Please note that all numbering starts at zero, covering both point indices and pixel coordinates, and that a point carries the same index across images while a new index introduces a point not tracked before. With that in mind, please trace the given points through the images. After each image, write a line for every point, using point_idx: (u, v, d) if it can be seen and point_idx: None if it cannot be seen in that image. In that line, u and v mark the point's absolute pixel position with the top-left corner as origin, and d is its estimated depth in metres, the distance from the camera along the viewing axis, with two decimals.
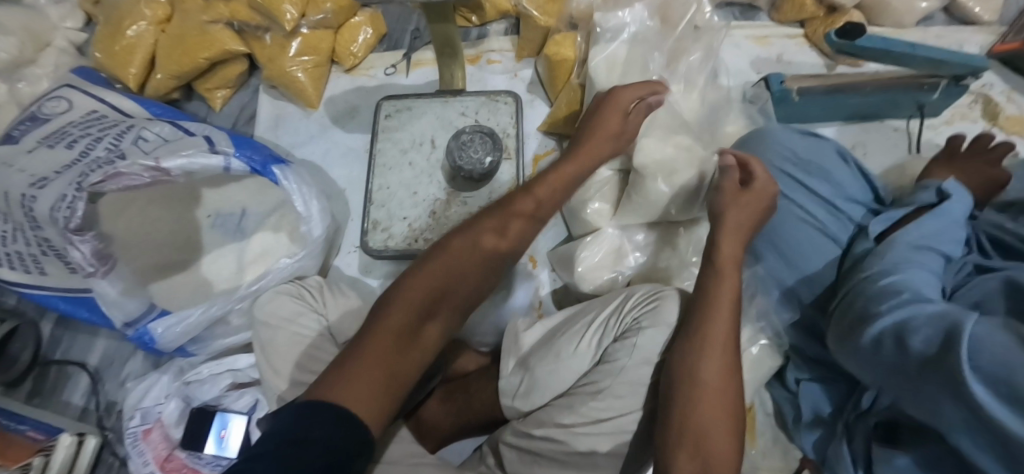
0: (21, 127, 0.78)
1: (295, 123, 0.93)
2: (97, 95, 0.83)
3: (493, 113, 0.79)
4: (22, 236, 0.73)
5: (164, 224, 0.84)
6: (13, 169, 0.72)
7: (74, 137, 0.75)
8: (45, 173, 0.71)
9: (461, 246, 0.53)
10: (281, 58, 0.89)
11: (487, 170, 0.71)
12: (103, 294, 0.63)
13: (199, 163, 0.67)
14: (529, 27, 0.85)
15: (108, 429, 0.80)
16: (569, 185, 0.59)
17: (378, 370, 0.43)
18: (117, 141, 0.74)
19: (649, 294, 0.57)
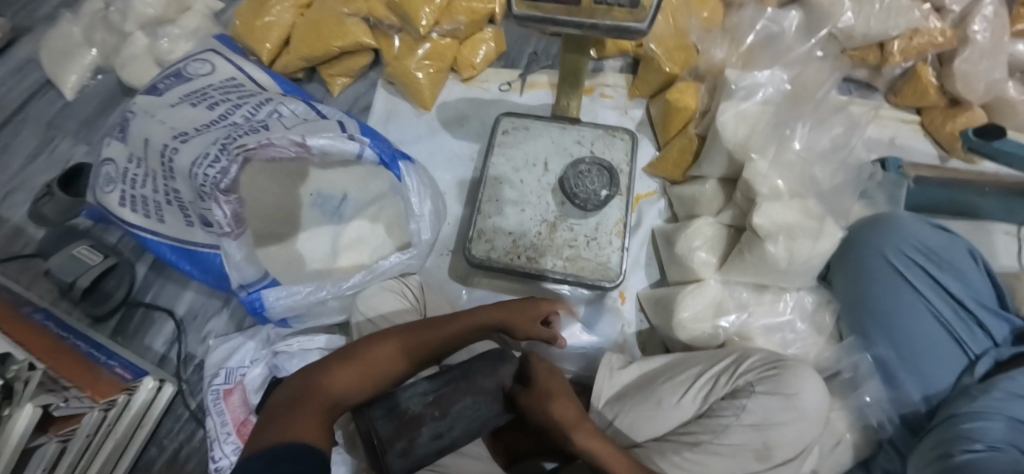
0: (165, 81, 0.82)
1: (405, 121, 0.96)
2: (236, 63, 0.88)
3: (609, 147, 0.80)
4: (151, 183, 0.77)
5: (277, 197, 0.86)
6: (157, 119, 0.77)
7: (215, 99, 0.80)
8: (185, 128, 0.75)
9: (423, 330, 0.59)
10: (407, 58, 0.93)
11: (601, 203, 0.75)
12: (228, 254, 0.66)
13: (337, 147, 0.70)
14: (650, 70, 0.87)
15: (184, 380, 0.83)
16: (522, 319, 0.64)
17: (315, 422, 0.46)
18: (254, 112, 0.78)
19: (769, 361, 0.59)
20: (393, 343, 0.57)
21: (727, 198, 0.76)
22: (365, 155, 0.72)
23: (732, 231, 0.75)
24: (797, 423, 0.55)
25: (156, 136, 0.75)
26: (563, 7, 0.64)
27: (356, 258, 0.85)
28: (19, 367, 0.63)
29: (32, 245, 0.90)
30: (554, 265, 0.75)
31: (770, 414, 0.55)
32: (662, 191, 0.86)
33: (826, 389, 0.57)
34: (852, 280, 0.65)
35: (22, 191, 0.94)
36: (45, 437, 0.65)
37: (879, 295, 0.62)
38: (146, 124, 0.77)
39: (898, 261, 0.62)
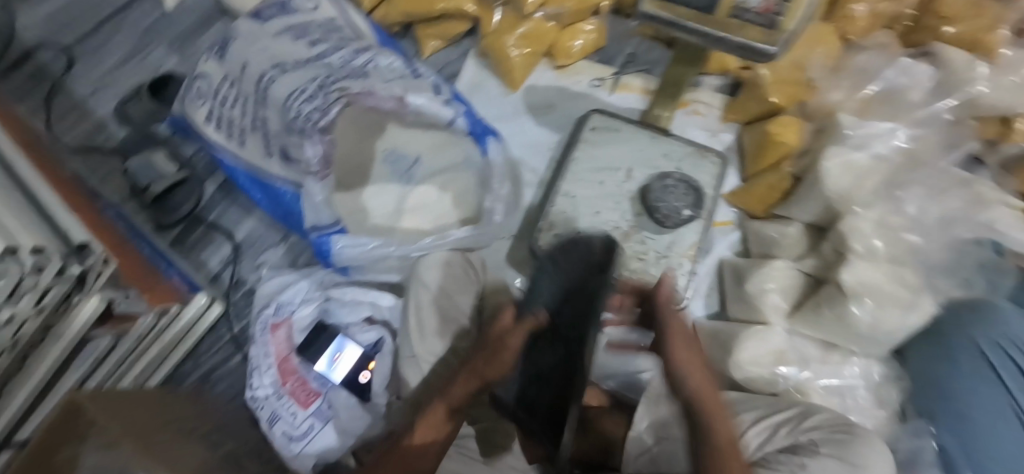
0: (269, 9, 0.81)
1: (491, 97, 0.94)
2: (341, 4, 0.87)
3: (697, 167, 0.78)
4: (241, 106, 0.77)
5: (353, 149, 0.87)
6: (257, 45, 0.78)
7: (316, 37, 0.80)
8: (286, 60, 0.77)
9: (434, 415, 0.55)
10: (506, 34, 0.92)
11: (680, 223, 0.73)
12: (310, 194, 0.67)
13: (433, 110, 0.72)
14: (754, 97, 0.84)
15: (232, 303, 0.85)
16: (507, 360, 0.54)
17: None
18: (351, 57, 0.78)
19: (837, 424, 0.56)
20: (432, 414, 0.55)
21: (809, 246, 0.74)
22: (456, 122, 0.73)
23: (810, 281, 0.72)
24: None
25: (257, 64, 0.77)
26: (693, 13, 0.62)
27: (416, 225, 0.85)
28: (99, 258, 0.61)
29: (113, 141, 0.93)
30: (619, 275, 0.74)
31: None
32: (737, 222, 0.84)
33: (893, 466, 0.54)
34: (931, 361, 0.63)
35: (110, 89, 0.97)
36: (102, 329, 0.67)
37: (959, 381, 0.60)
38: (245, 48, 0.77)
39: (989, 351, 0.59)
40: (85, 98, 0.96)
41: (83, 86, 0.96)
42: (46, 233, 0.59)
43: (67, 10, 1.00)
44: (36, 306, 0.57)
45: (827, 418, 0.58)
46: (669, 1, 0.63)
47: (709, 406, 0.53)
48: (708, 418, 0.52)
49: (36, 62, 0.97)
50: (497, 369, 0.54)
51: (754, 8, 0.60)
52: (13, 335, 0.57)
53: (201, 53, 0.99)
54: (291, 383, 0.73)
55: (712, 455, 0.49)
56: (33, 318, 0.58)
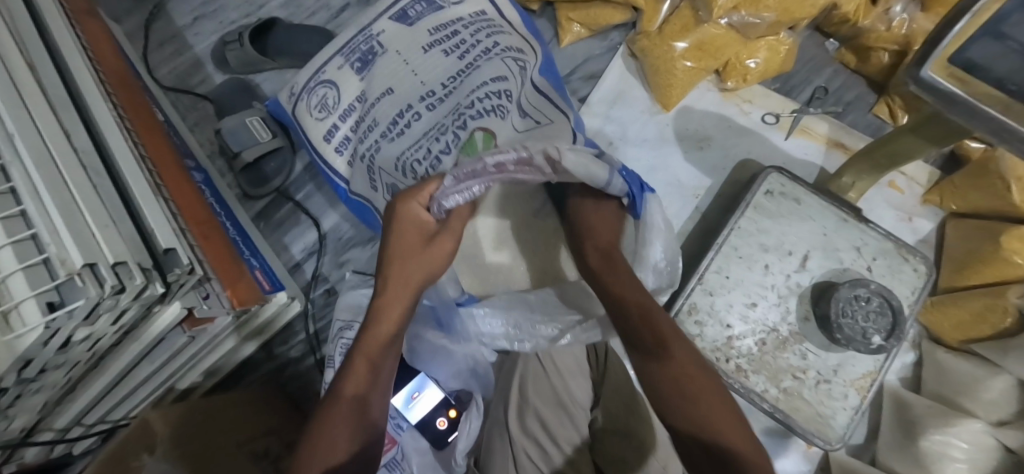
0: (416, 7, 0.71)
1: (636, 112, 0.78)
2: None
3: (894, 274, 0.62)
4: (364, 130, 0.67)
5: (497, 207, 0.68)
6: (405, 65, 0.67)
7: (459, 42, 0.68)
8: (435, 86, 0.66)
9: (393, 311, 0.50)
10: (675, 38, 0.73)
11: (868, 351, 0.57)
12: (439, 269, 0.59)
13: (593, 170, 0.52)
14: (979, 187, 0.65)
15: (311, 299, 0.76)
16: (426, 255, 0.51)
17: (363, 390, 0.47)
18: (468, 50, 0.68)
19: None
20: (358, 363, 0.47)
21: (1019, 408, 0.59)
22: (613, 183, 0.54)
23: (1009, 456, 0.57)
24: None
25: (404, 89, 0.66)
26: (1002, 100, 0.35)
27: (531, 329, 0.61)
28: (182, 271, 0.52)
29: (207, 86, 0.83)
30: (767, 390, 0.60)
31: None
32: (915, 342, 0.68)
33: None
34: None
35: (211, 21, 0.86)
36: (178, 329, 0.59)
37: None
38: (391, 68, 0.68)
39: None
40: (184, 28, 0.85)
41: (184, 14, 0.86)
42: (130, 243, 0.49)
43: None
44: (113, 323, 0.49)
45: None
46: (969, 73, 0.36)
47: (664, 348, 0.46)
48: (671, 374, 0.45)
49: None
50: (411, 285, 0.51)
51: None
52: (89, 348, 0.49)
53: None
54: None
55: (685, 404, 0.43)
56: (111, 333, 0.50)
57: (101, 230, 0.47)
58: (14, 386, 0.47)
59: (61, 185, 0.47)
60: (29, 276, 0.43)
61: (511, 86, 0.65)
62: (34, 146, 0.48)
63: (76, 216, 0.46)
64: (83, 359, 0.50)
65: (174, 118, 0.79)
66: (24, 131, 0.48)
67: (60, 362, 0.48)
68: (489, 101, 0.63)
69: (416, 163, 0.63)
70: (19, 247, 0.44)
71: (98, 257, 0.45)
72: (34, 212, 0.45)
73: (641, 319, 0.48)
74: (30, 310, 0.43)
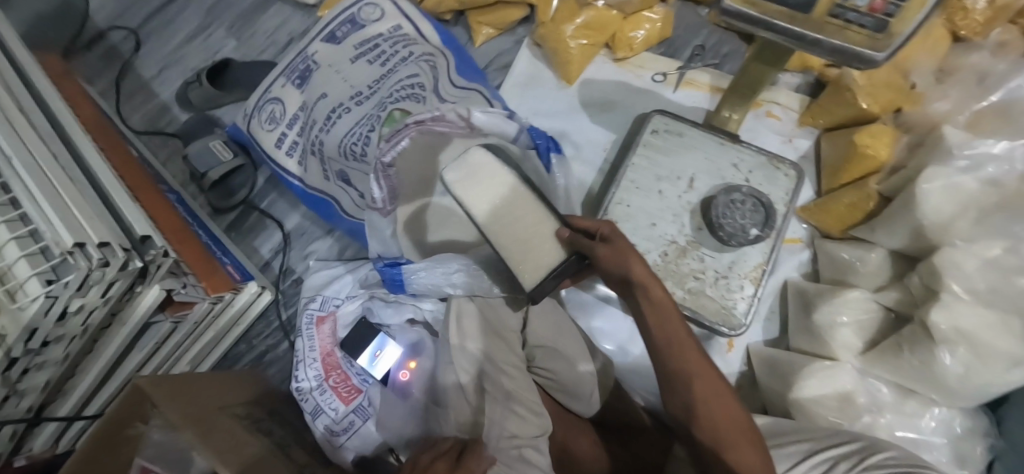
0: (342, 28, 0.82)
1: (544, 91, 0.89)
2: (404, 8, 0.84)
3: (770, 181, 0.71)
4: (306, 131, 0.78)
5: (413, 166, 0.70)
6: (336, 73, 0.78)
7: (380, 53, 0.79)
8: (362, 87, 0.75)
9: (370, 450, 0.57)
10: (565, 23, 0.85)
11: (748, 242, 0.66)
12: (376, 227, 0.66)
13: (497, 125, 0.66)
14: (837, 101, 0.75)
15: (281, 291, 0.85)
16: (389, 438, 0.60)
17: None
18: (390, 57, 0.78)
19: (902, 463, 0.52)
20: None
21: (892, 275, 0.67)
22: (521, 138, 0.67)
23: (890, 317, 0.64)
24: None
25: (336, 92, 0.76)
26: (788, 12, 0.50)
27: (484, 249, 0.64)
28: (158, 252, 0.62)
29: (174, 125, 0.96)
30: (673, 294, 0.69)
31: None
32: (808, 240, 0.76)
33: None
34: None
35: (174, 72, 0.99)
36: (162, 315, 0.68)
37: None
38: (324, 77, 0.78)
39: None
40: (151, 80, 0.99)
41: (150, 69, 0.99)
42: (111, 229, 0.59)
43: None
44: (102, 296, 0.58)
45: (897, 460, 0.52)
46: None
47: (677, 354, 0.52)
48: (684, 378, 0.52)
49: (107, 43, 1.01)
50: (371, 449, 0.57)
51: (860, 6, 0.47)
52: (84, 322, 0.59)
53: (258, 38, 1.01)
54: (334, 378, 0.72)
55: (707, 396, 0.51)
56: (101, 307, 0.59)
57: (86, 220, 0.57)
58: (21, 356, 0.56)
59: (50, 189, 0.58)
60: (31, 261, 0.54)
61: (424, 80, 0.75)
62: (25, 163, 0.59)
63: (64, 209, 0.56)
64: (78, 333, 0.59)
65: (148, 154, 0.91)
66: (15, 152, 0.60)
67: (59, 335, 0.57)
68: (406, 90, 0.73)
69: (355, 146, 0.70)
70: (20, 241, 0.55)
71: (85, 237, 0.55)
72: (33, 212, 0.56)
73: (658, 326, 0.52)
74: (33, 286, 0.53)
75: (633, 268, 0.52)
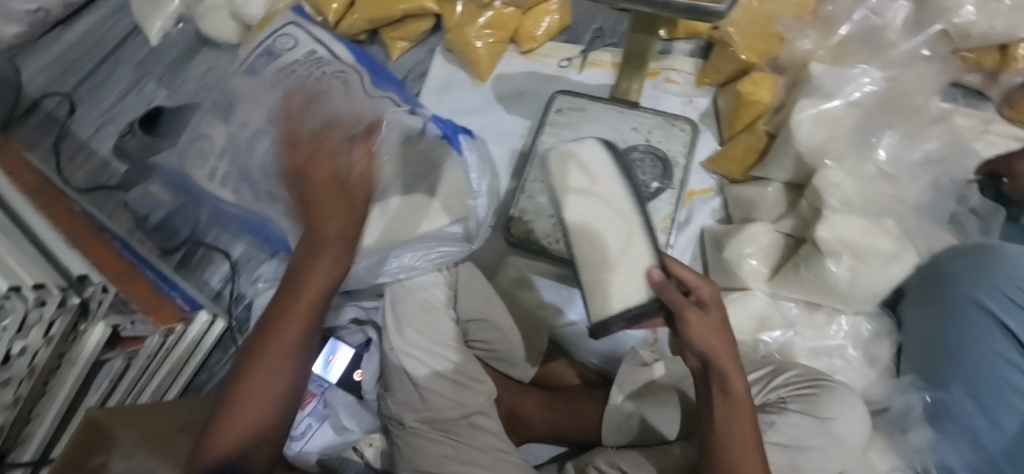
0: (260, 60, 0.87)
1: (460, 91, 0.94)
2: (316, 34, 0.89)
3: (668, 137, 0.77)
4: (234, 159, 0.82)
5: None
6: (256, 101, 0.83)
7: (296, 76, 0.83)
8: (279, 109, 0.79)
9: (301, 309, 0.56)
10: (469, 25, 0.91)
11: (650, 195, 0.73)
12: (299, 235, 0.74)
13: (400, 120, 0.73)
14: (724, 57, 0.81)
15: (234, 317, 0.89)
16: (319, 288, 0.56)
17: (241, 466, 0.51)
18: (304, 77, 0.82)
19: (807, 379, 0.58)
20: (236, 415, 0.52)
21: (789, 205, 0.72)
22: (428, 128, 0.73)
23: (790, 242, 0.70)
24: (822, 445, 0.53)
25: (257, 118, 0.81)
26: None
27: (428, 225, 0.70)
28: (95, 287, 0.65)
29: (115, 178, 0.99)
30: None
31: (802, 434, 0.54)
32: (719, 188, 0.81)
33: (868, 417, 0.55)
34: (933, 317, 0.59)
35: (110, 128, 1.03)
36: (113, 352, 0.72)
37: (962, 327, 0.57)
38: (246, 108, 0.83)
39: (996, 304, 0.56)
40: (88, 139, 1.02)
41: (86, 128, 1.03)
42: (47, 272, 0.62)
43: (68, 58, 1.09)
44: (44, 336, 0.61)
45: (799, 374, 0.59)
46: None
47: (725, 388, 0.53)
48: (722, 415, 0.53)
49: (43, 110, 1.05)
50: (299, 313, 0.56)
51: None
52: (31, 363, 0.62)
53: (188, 85, 1.05)
54: None
55: (732, 428, 0.52)
56: (45, 347, 0.62)
57: (20, 268, 0.61)
58: None
59: None
60: None
61: (335, 93, 0.79)
62: None
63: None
64: (26, 374, 0.62)
65: (93, 209, 0.94)
66: None
67: (7, 378, 0.60)
68: (316, 106, 0.79)
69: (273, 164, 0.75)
70: None
71: (20, 282, 0.59)
72: None
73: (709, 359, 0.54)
74: None
75: (715, 343, 0.54)
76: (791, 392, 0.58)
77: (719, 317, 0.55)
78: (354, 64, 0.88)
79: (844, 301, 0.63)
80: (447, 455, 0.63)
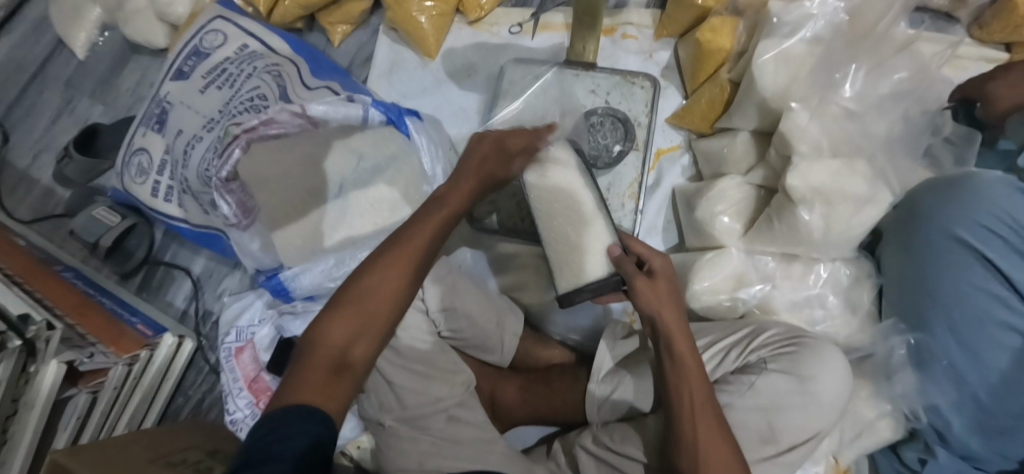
0: (188, 63, 0.81)
1: (409, 72, 0.89)
2: (246, 27, 0.83)
3: (626, 97, 0.74)
4: (174, 172, 0.77)
5: (271, 172, 0.70)
6: (189, 108, 0.77)
7: (229, 77, 0.78)
8: (213, 114, 0.75)
9: (381, 288, 0.52)
10: (408, 1, 0.83)
11: (613, 160, 0.72)
12: (245, 244, 0.71)
13: (337, 111, 0.72)
14: (681, 5, 0.75)
15: (203, 335, 0.85)
16: (396, 271, 0.53)
17: (330, 391, 0.48)
18: (235, 77, 0.78)
19: (786, 337, 0.55)
20: (328, 337, 0.50)
21: (760, 156, 0.69)
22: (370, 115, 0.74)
23: (763, 193, 0.67)
24: (801, 402, 0.52)
25: (191, 126, 0.76)
26: None
27: (388, 217, 0.73)
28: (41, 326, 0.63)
29: (62, 206, 0.94)
30: None
31: (779, 395, 0.52)
32: (686, 144, 0.78)
33: (850, 369, 0.53)
34: (908, 257, 0.57)
35: (48, 154, 0.98)
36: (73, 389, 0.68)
37: (939, 264, 0.55)
38: (179, 115, 0.78)
39: (971, 235, 0.54)
40: (27, 168, 0.97)
41: (23, 157, 0.98)
42: None
43: None
44: None
45: (778, 332, 0.57)
46: None
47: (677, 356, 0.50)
48: (676, 381, 0.50)
49: None
50: (384, 293, 0.52)
51: None
52: None
53: (123, 97, 0.99)
54: (265, 401, 0.72)
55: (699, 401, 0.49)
56: None
57: None
58: None
59: None
60: None
61: (269, 91, 0.75)
62: None
63: None
64: None
65: (41, 241, 0.90)
66: None
67: None
68: (247, 105, 0.74)
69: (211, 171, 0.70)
70: None
71: None
72: None
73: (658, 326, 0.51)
74: None
75: (663, 314, 0.51)
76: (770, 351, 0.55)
77: (670, 287, 0.52)
78: (291, 55, 0.82)
79: (822, 250, 0.61)
80: (428, 451, 0.59)
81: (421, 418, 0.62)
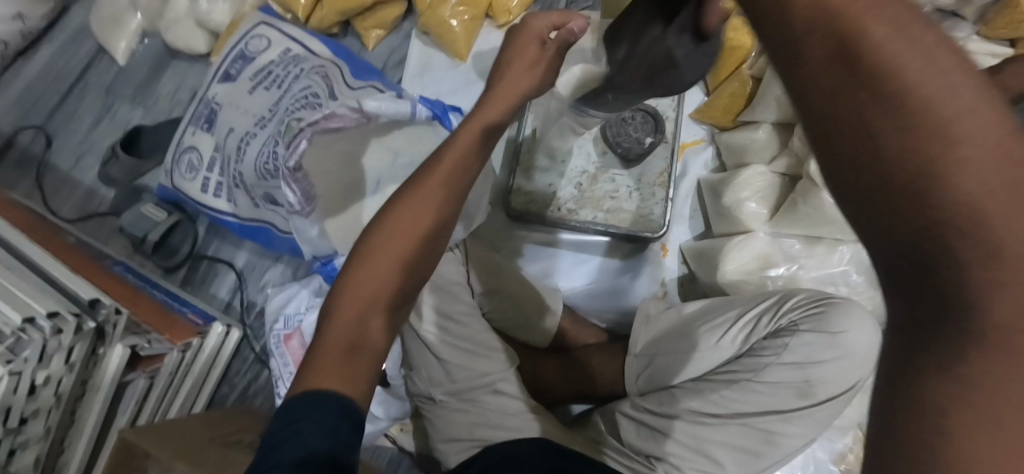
0: (235, 66, 0.86)
1: (442, 74, 0.94)
2: (289, 32, 0.87)
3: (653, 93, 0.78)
4: (224, 168, 0.81)
5: (322, 167, 0.77)
6: (238, 107, 0.82)
7: (277, 78, 0.82)
8: (263, 113, 0.79)
9: (383, 257, 0.48)
10: (441, 5, 0.89)
11: (645, 151, 0.73)
12: (304, 231, 0.73)
13: (390, 107, 0.73)
14: None
15: (248, 325, 0.89)
16: (398, 233, 0.49)
17: (353, 370, 0.43)
18: (283, 78, 0.82)
19: (815, 299, 0.61)
20: (341, 315, 0.46)
21: (781, 145, 0.73)
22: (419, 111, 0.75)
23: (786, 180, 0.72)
24: (832, 358, 0.59)
25: (242, 124, 0.80)
26: None
27: None
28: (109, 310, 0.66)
29: (105, 205, 0.98)
30: (596, 217, 0.76)
31: (813, 352, 0.59)
32: (709, 138, 0.82)
33: (875, 328, 0.60)
34: None
35: (91, 156, 1.01)
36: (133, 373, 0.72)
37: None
38: (229, 114, 0.82)
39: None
40: (70, 170, 1.01)
41: (66, 160, 1.01)
42: (59, 301, 0.63)
43: (36, 91, 1.06)
44: (65, 363, 0.62)
45: (803, 296, 0.62)
46: None
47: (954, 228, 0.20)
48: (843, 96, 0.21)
49: (19, 147, 1.02)
50: (392, 260, 0.48)
51: None
52: (55, 391, 0.62)
53: (163, 102, 1.03)
54: None
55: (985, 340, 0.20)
56: (67, 374, 0.63)
57: (31, 300, 0.61)
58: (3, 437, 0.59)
59: None
60: None
61: (318, 90, 0.79)
62: None
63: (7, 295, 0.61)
64: (52, 403, 0.62)
65: (89, 238, 0.93)
66: None
67: (35, 409, 0.61)
68: (303, 100, 0.78)
69: (266, 165, 0.74)
70: None
71: (33, 313, 0.59)
72: None
73: (868, 154, 0.20)
74: None
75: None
76: (800, 312, 0.61)
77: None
78: (332, 58, 0.86)
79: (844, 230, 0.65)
80: (478, 420, 0.63)
81: (470, 390, 0.66)
